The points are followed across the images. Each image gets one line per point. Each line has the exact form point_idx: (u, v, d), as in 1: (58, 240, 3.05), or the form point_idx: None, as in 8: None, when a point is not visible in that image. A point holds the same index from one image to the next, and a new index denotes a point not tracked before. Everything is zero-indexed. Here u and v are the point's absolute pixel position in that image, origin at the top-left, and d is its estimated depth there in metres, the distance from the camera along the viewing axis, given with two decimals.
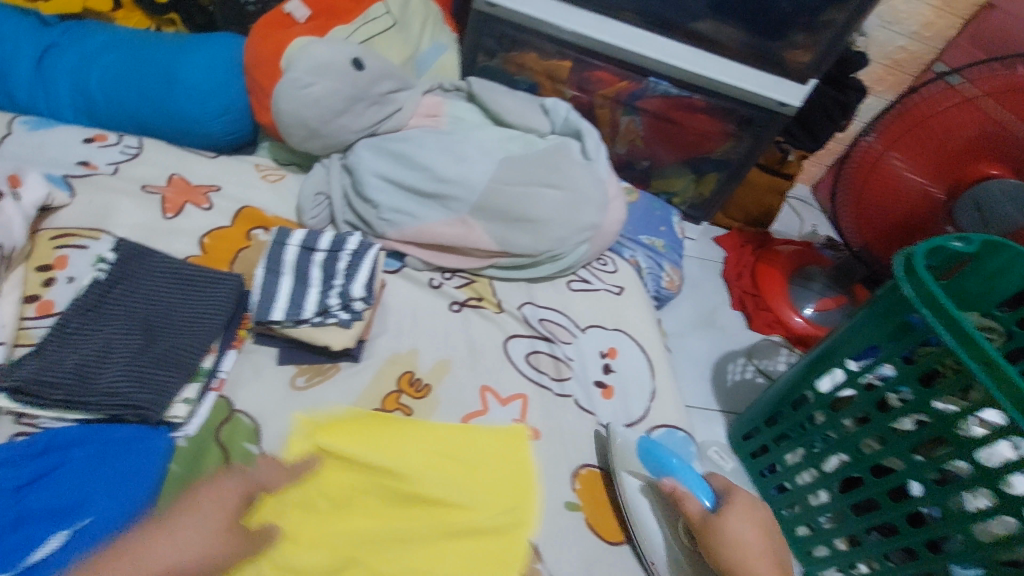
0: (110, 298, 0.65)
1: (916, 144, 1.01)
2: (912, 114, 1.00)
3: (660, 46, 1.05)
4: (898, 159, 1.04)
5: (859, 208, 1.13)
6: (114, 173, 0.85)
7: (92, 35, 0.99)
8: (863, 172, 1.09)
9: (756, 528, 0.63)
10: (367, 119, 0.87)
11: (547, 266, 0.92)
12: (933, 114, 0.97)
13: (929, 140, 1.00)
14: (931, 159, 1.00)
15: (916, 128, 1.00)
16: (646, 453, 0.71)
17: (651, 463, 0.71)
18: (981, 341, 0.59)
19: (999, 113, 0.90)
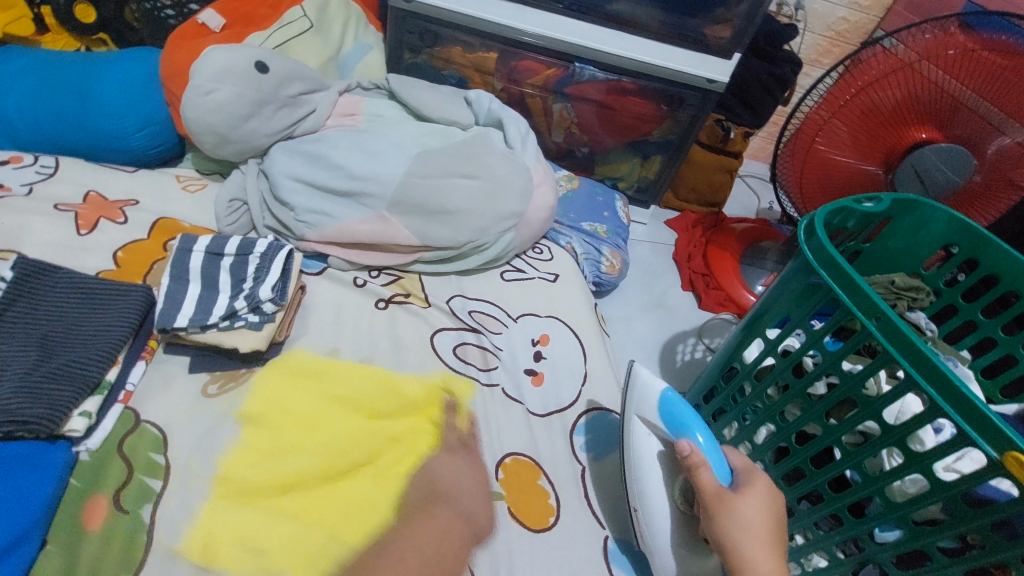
0: (8, 316, 0.65)
1: (850, 112, 0.96)
2: (847, 80, 0.94)
3: (581, 31, 1.05)
4: (835, 131, 0.99)
5: (801, 184, 1.09)
6: (28, 194, 0.84)
7: (9, 57, 0.98)
8: (801, 147, 1.05)
9: (767, 509, 0.57)
10: (278, 122, 0.87)
11: (473, 258, 0.92)
12: (866, 83, 0.92)
13: (864, 111, 0.94)
14: (867, 130, 0.96)
15: (851, 99, 0.95)
16: (668, 412, 0.66)
17: (672, 423, 0.66)
18: (874, 297, 0.59)
19: (931, 76, 0.86)
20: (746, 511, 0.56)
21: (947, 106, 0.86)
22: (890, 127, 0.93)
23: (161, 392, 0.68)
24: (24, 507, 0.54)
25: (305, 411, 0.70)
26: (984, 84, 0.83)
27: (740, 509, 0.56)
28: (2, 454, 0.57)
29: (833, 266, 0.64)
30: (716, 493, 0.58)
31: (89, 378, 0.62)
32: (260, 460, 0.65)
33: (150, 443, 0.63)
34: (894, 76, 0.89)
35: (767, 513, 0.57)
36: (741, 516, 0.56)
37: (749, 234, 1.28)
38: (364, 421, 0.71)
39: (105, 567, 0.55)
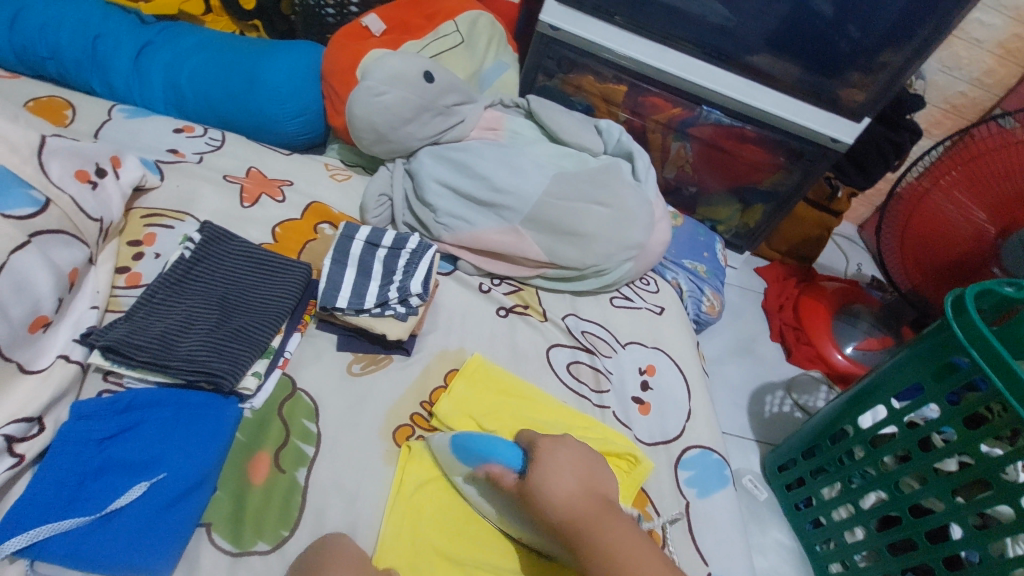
0: (193, 275, 0.71)
1: (960, 184, 1.01)
2: (960, 155, 1.00)
3: (716, 77, 1.08)
4: (943, 202, 1.05)
5: (905, 245, 1.13)
6: (199, 162, 0.91)
7: (186, 35, 1.08)
8: (909, 211, 1.11)
9: (572, 470, 0.60)
10: (432, 128, 0.93)
11: (591, 280, 0.95)
12: (979, 156, 0.97)
13: (975, 181, 0.99)
14: (977, 199, 0.99)
15: (959, 171, 1.01)
16: (467, 447, 0.64)
17: (475, 457, 0.64)
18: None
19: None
20: (549, 487, 0.58)
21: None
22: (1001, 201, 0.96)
23: (313, 361, 0.73)
24: (205, 452, 0.60)
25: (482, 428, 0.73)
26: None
27: (543, 485, 0.58)
28: (184, 400, 0.63)
29: (986, 347, 0.65)
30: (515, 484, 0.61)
31: (259, 343, 0.67)
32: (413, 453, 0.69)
33: (304, 411, 0.69)
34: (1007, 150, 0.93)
35: (573, 472, 0.60)
36: (547, 496, 0.58)
37: (842, 294, 1.27)
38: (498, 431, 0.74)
39: (268, 519, 0.60)
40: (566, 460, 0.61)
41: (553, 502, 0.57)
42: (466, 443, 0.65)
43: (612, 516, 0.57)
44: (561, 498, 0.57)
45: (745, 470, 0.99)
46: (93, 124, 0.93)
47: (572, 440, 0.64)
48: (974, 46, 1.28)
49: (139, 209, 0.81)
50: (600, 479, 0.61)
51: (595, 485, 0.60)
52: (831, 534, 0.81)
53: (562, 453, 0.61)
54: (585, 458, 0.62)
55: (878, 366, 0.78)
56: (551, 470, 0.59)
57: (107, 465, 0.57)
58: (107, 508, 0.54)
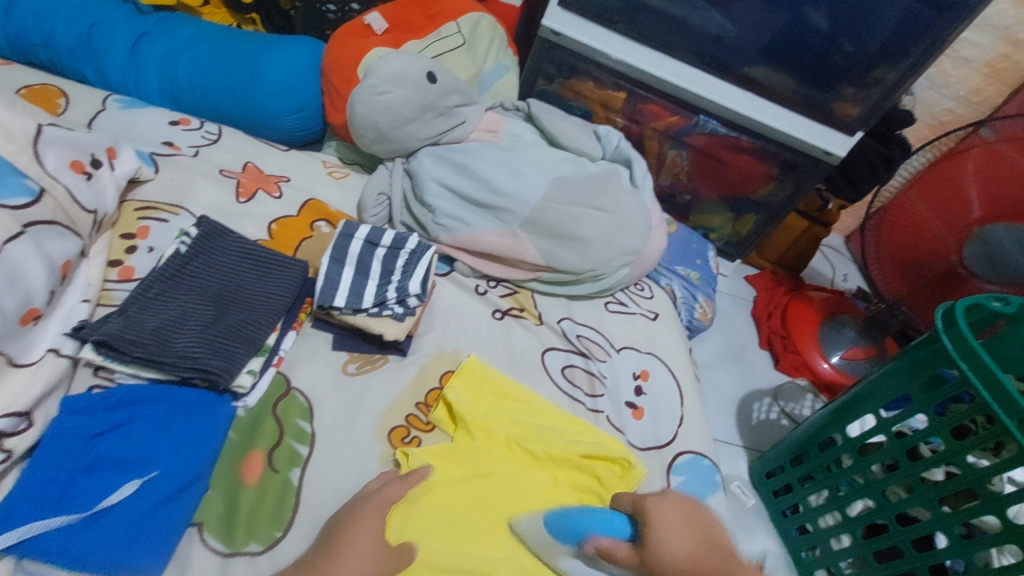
0: (188, 270, 0.70)
1: (936, 191, 1.06)
2: (940, 164, 1.04)
3: (714, 87, 1.09)
4: (920, 209, 1.09)
5: (887, 251, 1.18)
6: (195, 156, 0.90)
7: (183, 27, 1.06)
8: (893, 221, 1.16)
9: (683, 519, 0.53)
10: (433, 129, 0.93)
11: (587, 285, 0.96)
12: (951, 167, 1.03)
13: (948, 189, 1.04)
14: (950, 205, 1.04)
15: (935, 181, 1.06)
16: (564, 527, 0.60)
17: (570, 538, 0.59)
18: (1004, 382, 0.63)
19: (1011, 158, 0.94)
20: (664, 548, 0.50)
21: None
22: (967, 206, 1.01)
23: (309, 360, 0.73)
24: (198, 450, 0.59)
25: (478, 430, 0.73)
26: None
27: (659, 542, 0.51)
28: (177, 397, 0.62)
29: (976, 360, 0.67)
30: (631, 554, 0.52)
31: (255, 340, 0.67)
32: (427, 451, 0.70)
33: (298, 411, 0.68)
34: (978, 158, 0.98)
35: (687, 526, 0.52)
36: (663, 555, 0.50)
37: (829, 304, 1.29)
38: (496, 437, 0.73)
39: (260, 520, 0.60)
40: (673, 513, 0.53)
41: (673, 562, 0.50)
42: (561, 525, 0.61)
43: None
44: (682, 556, 0.50)
45: (734, 476, 1.00)
46: (86, 113, 0.92)
47: (668, 495, 0.55)
48: (961, 65, 1.31)
49: (132, 201, 0.79)
50: (712, 530, 0.53)
51: (708, 532, 0.53)
52: (818, 541, 0.83)
53: (662, 510, 0.54)
54: (688, 510, 0.54)
55: (867, 377, 0.79)
56: (658, 530, 0.52)
57: (97, 462, 0.56)
58: (97, 506, 0.53)
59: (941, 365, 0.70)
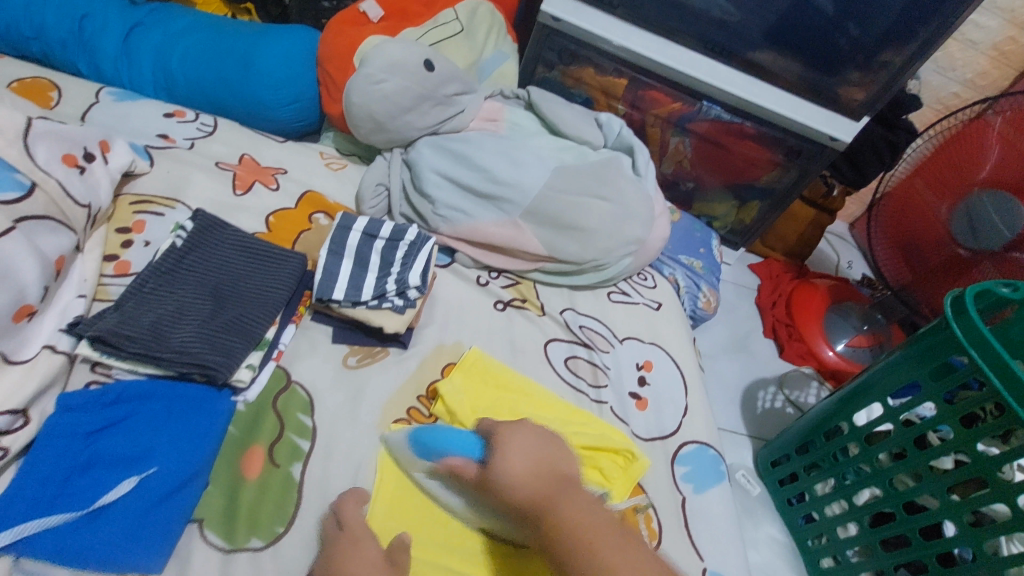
0: (185, 264, 0.69)
1: (937, 168, 1.07)
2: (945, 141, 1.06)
3: (717, 72, 1.07)
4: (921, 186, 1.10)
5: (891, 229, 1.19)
6: (190, 148, 0.89)
7: (177, 18, 1.04)
8: (894, 200, 1.17)
9: (527, 453, 0.54)
10: (431, 118, 0.92)
11: (590, 275, 0.94)
12: (954, 141, 1.03)
13: (948, 164, 1.05)
14: (947, 181, 1.04)
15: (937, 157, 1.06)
16: (420, 443, 0.64)
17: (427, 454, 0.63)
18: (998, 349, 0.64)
19: (1004, 132, 0.95)
20: (506, 464, 0.54)
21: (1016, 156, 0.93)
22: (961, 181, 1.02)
23: (309, 354, 0.72)
24: (197, 445, 0.59)
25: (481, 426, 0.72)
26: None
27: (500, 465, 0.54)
28: (176, 393, 0.61)
29: (986, 347, 0.66)
30: (475, 473, 0.57)
31: (254, 335, 0.66)
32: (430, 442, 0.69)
33: (299, 405, 0.67)
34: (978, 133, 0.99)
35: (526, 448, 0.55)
36: (501, 480, 0.53)
37: (835, 291, 1.27)
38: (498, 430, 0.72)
39: (263, 514, 0.59)
40: (515, 436, 0.56)
41: (507, 479, 0.53)
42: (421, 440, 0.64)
43: (568, 495, 0.50)
44: (516, 479, 0.52)
45: (739, 466, 0.99)
46: (80, 106, 0.90)
47: (530, 428, 0.58)
48: (969, 48, 1.29)
49: (127, 195, 0.78)
50: (556, 460, 0.54)
51: (552, 465, 0.54)
52: (824, 529, 0.82)
53: (519, 427, 0.58)
54: (545, 440, 0.57)
55: (875, 364, 0.78)
56: (506, 452, 0.55)
57: (96, 459, 0.55)
58: (96, 503, 0.53)
59: (950, 352, 0.69)
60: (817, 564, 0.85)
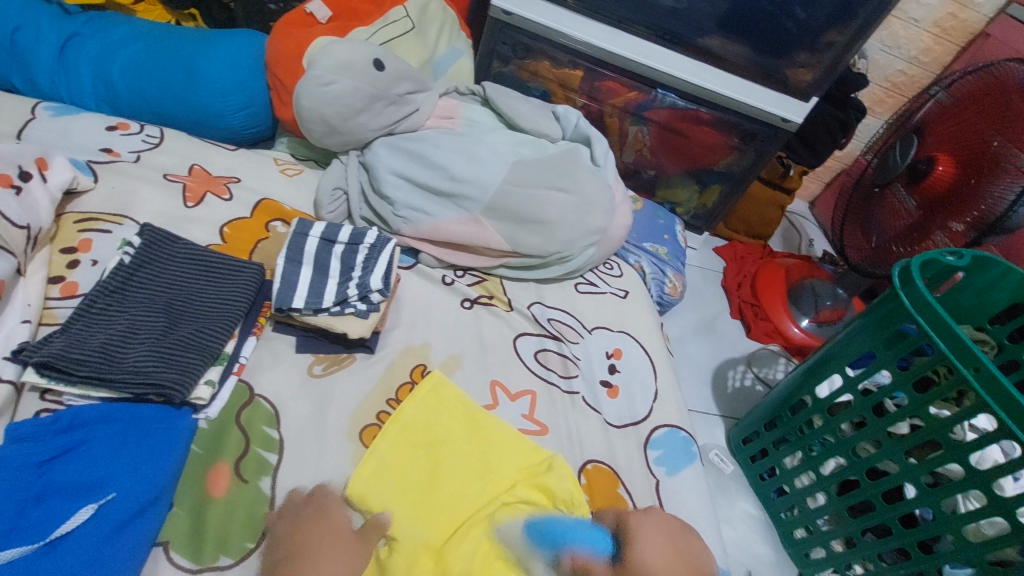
0: (134, 282, 0.67)
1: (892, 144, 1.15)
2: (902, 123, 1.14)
3: (670, 60, 1.08)
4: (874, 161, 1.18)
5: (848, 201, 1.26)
6: (136, 161, 0.86)
7: (115, 26, 1.01)
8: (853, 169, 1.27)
9: (664, 545, 0.57)
10: (386, 118, 0.91)
11: (555, 268, 0.95)
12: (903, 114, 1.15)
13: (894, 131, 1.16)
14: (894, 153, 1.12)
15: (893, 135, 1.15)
16: (542, 533, 0.57)
17: (549, 546, 0.56)
18: (939, 307, 0.68)
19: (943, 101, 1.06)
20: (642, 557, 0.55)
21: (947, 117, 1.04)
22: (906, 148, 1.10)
23: (271, 365, 0.70)
24: (158, 465, 0.57)
25: (455, 425, 0.72)
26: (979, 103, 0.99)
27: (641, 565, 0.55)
28: (132, 414, 0.60)
29: (932, 312, 0.69)
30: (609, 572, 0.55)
31: (212, 349, 0.64)
32: (391, 453, 0.67)
33: (264, 418, 0.66)
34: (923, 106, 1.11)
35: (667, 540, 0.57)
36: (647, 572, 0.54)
37: (798, 269, 1.33)
38: (456, 428, 0.71)
39: (232, 532, 0.58)
40: (657, 533, 0.58)
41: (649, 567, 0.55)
42: (542, 532, 0.57)
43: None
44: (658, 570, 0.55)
45: (712, 445, 1.01)
46: (14, 123, 0.86)
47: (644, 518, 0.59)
48: (911, 26, 1.33)
49: (71, 213, 0.76)
50: (697, 557, 0.58)
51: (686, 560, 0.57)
52: (795, 501, 0.85)
53: (653, 521, 0.59)
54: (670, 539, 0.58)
55: (833, 337, 0.80)
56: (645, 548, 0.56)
57: (50, 489, 0.53)
58: (52, 534, 0.51)
59: (900, 321, 0.72)
60: (791, 535, 0.87)
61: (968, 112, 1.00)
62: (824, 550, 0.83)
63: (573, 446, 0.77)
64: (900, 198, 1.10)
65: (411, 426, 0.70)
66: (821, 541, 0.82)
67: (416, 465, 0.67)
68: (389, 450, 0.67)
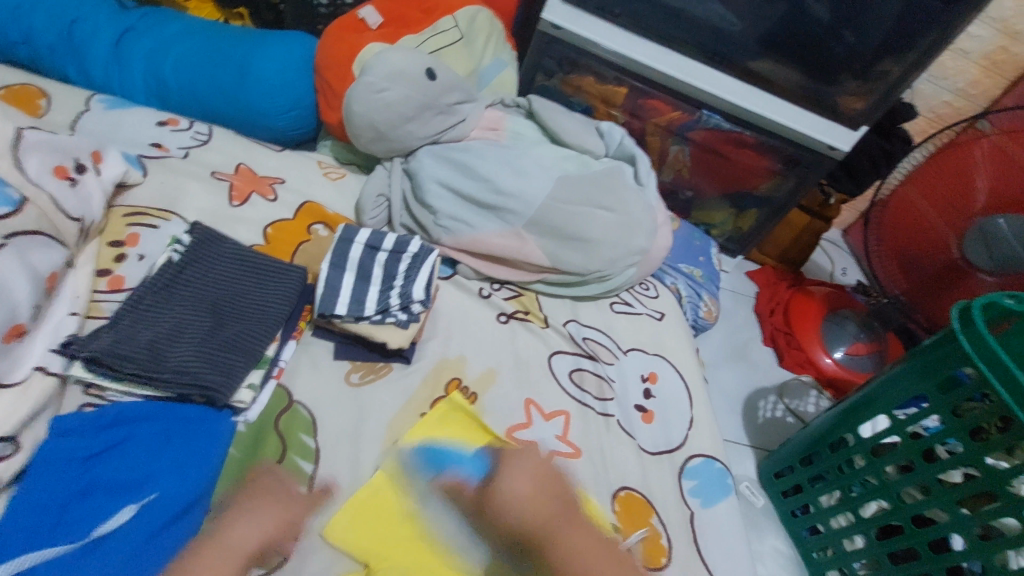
0: (182, 279, 0.67)
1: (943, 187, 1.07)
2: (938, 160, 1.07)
3: (717, 82, 1.07)
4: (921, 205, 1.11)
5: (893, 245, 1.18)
6: (184, 157, 0.87)
7: (169, 23, 1.02)
8: (894, 216, 1.16)
9: (526, 476, 0.62)
10: (433, 127, 0.91)
11: (593, 286, 0.94)
12: (954, 162, 1.04)
13: (951, 183, 1.05)
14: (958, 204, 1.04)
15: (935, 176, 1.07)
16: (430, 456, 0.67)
17: (432, 468, 0.67)
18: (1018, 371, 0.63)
19: (1013, 152, 0.96)
20: (503, 492, 0.61)
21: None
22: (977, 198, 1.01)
23: (309, 372, 0.70)
24: (196, 468, 0.57)
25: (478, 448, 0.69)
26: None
27: (499, 493, 0.61)
28: (176, 414, 0.59)
29: (993, 359, 0.66)
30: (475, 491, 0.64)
31: (255, 352, 0.64)
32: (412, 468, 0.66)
33: (302, 426, 0.66)
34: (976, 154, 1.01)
35: (524, 475, 0.62)
36: (504, 500, 0.60)
37: (832, 298, 1.29)
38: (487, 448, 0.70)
39: None
40: (527, 469, 0.63)
41: (512, 504, 0.60)
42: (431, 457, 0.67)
43: (569, 521, 0.58)
44: (518, 501, 0.60)
45: (743, 477, 0.98)
46: (69, 114, 0.87)
47: (514, 453, 0.66)
48: (960, 57, 1.30)
49: (121, 207, 0.76)
50: (563, 493, 0.62)
51: (548, 487, 0.62)
52: (830, 543, 0.82)
53: (518, 464, 0.64)
54: (539, 469, 0.64)
55: (880, 375, 0.78)
56: (508, 480, 0.62)
57: (93, 486, 0.53)
58: (93, 533, 0.50)
59: (955, 364, 0.69)
60: None
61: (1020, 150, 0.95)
62: None
63: (606, 472, 0.76)
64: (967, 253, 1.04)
65: (426, 456, 0.67)
66: None
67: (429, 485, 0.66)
68: (404, 466, 0.66)
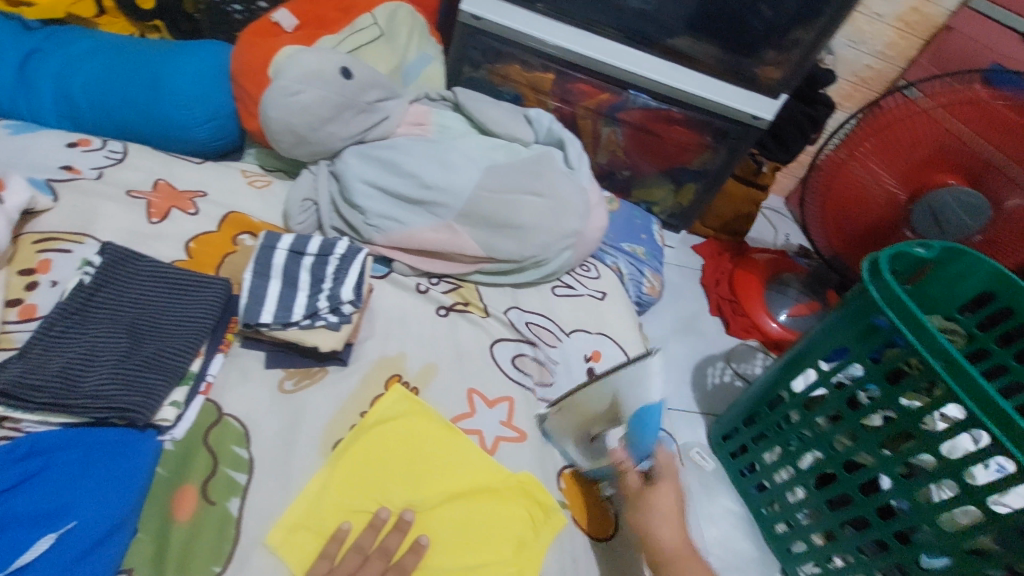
0: (96, 302, 0.65)
1: (879, 157, 1.03)
2: (872, 126, 1.02)
3: (640, 61, 1.09)
4: (857, 173, 1.06)
5: (827, 217, 1.15)
6: (98, 178, 0.84)
7: (76, 41, 0.98)
8: (832, 185, 1.11)
9: (668, 516, 0.65)
10: (355, 127, 0.90)
11: (530, 272, 0.95)
12: (896, 133, 0.99)
13: (893, 155, 1.01)
14: (893, 175, 1.02)
15: (871, 142, 1.02)
16: None
17: None
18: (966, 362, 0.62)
19: (953, 123, 0.92)
20: (654, 514, 0.65)
21: (957, 148, 0.93)
22: (922, 167, 0.99)
23: (240, 383, 0.69)
24: (120, 492, 0.56)
25: (427, 443, 0.70)
26: (997, 134, 0.89)
27: (647, 507, 0.66)
28: (97, 439, 0.58)
29: (901, 306, 0.68)
30: None
31: (177, 369, 0.63)
32: (352, 466, 0.66)
33: (233, 437, 0.65)
34: (914, 122, 0.96)
35: (671, 496, 0.66)
36: (653, 517, 0.65)
37: (774, 264, 1.33)
38: (430, 437, 0.71)
39: (196, 556, 0.56)
40: (671, 497, 0.66)
41: (650, 525, 0.65)
42: None
43: (690, 557, 0.63)
44: (661, 521, 0.65)
45: (693, 443, 1.00)
46: None
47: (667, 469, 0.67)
48: (876, 21, 1.35)
49: (30, 234, 0.73)
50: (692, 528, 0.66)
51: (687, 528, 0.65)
52: (775, 497, 0.84)
53: (663, 493, 0.66)
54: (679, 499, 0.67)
55: (808, 331, 0.80)
56: (659, 492, 0.66)
57: (8, 519, 0.51)
58: (12, 565, 0.49)
59: (871, 314, 0.72)
60: (772, 530, 0.87)
61: (957, 123, 0.92)
62: (805, 545, 0.82)
63: (549, 454, 0.77)
64: (914, 227, 1.03)
65: (366, 456, 0.67)
66: (802, 535, 0.81)
67: (368, 485, 0.65)
68: (344, 468, 0.66)
